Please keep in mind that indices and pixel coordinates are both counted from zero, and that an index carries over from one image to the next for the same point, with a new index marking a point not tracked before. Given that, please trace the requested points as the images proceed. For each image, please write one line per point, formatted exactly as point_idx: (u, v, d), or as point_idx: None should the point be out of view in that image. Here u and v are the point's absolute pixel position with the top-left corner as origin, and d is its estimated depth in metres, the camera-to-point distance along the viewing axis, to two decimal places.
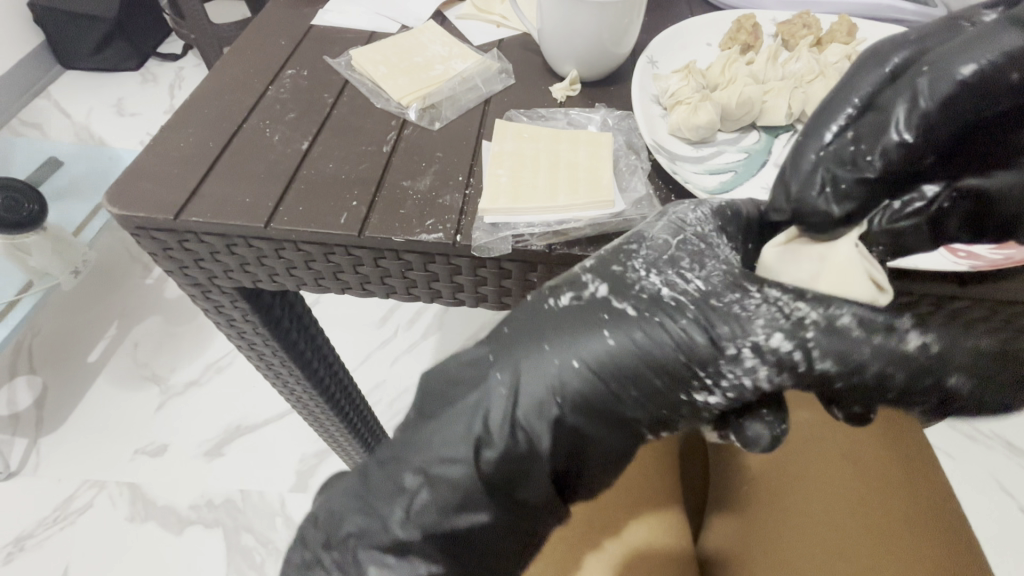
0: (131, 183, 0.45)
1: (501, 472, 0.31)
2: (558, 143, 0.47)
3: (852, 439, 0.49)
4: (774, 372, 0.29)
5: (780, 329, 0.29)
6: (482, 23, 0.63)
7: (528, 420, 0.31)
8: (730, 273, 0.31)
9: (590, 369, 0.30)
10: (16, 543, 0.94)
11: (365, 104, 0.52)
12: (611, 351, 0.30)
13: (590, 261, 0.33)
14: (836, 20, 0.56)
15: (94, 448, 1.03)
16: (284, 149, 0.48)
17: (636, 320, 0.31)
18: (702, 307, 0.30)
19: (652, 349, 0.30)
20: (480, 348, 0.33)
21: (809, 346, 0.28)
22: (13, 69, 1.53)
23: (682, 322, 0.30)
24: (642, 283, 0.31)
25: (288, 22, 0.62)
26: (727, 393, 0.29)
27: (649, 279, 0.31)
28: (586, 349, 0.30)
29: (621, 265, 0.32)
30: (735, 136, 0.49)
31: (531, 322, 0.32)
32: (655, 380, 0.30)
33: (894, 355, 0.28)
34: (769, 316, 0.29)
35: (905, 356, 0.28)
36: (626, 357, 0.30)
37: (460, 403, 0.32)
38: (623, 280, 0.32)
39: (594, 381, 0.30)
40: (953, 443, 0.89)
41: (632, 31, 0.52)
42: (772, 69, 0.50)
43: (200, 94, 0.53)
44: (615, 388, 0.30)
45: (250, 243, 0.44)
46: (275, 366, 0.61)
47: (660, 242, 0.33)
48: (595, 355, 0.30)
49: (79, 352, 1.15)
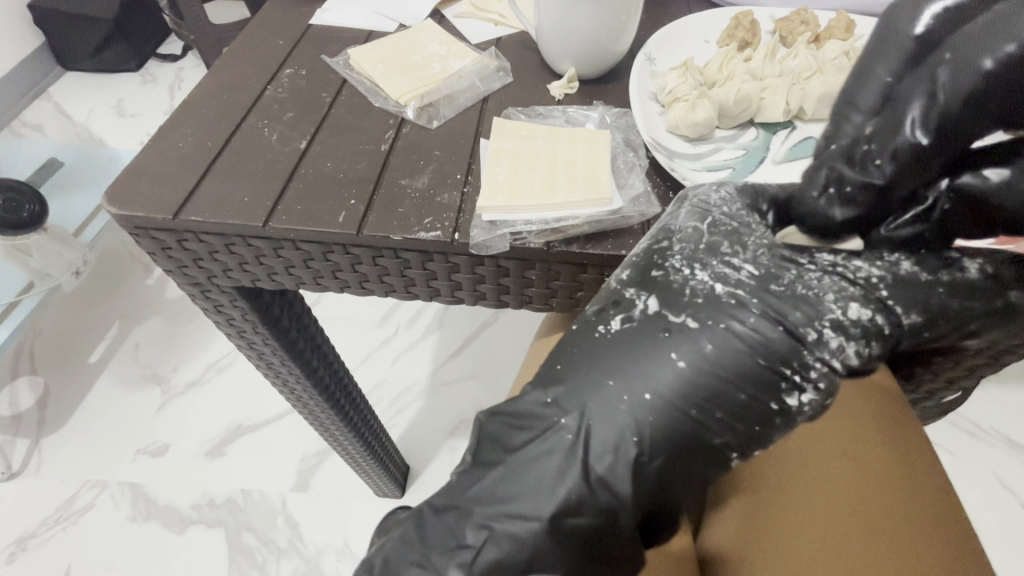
0: (130, 183, 0.45)
1: (599, 519, 0.31)
2: (556, 141, 0.47)
3: (854, 435, 0.49)
4: (863, 343, 0.30)
5: (854, 299, 0.31)
6: (480, 21, 0.63)
7: (610, 462, 0.31)
8: (773, 250, 0.33)
9: (664, 400, 0.30)
10: (18, 543, 0.94)
11: (364, 103, 0.53)
12: (680, 360, 0.30)
13: (626, 275, 0.34)
14: (834, 17, 0.56)
15: (95, 449, 1.03)
16: (282, 148, 0.48)
17: (701, 332, 0.31)
18: (763, 295, 0.31)
19: (728, 355, 0.30)
20: (542, 394, 0.33)
21: (886, 307, 0.31)
22: (13, 70, 1.53)
23: (750, 320, 0.30)
24: (692, 285, 0.32)
25: (287, 21, 0.62)
26: (819, 384, 0.30)
27: (700, 280, 0.32)
28: (654, 377, 0.30)
29: (661, 270, 0.33)
30: (733, 133, 0.49)
31: (586, 355, 0.32)
32: (740, 395, 0.30)
33: (957, 285, 0.32)
34: (836, 290, 0.31)
35: (966, 283, 0.32)
36: (701, 376, 0.30)
37: (532, 446, 0.32)
38: (672, 289, 0.32)
39: (674, 413, 0.30)
40: (953, 439, 0.89)
41: (630, 28, 0.52)
42: (770, 65, 0.50)
43: (200, 94, 0.53)
44: (698, 407, 0.30)
45: (249, 243, 0.44)
46: (275, 365, 0.61)
47: (690, 232, 0.34)
48: (665, 380, 0.30)
49: (80, 353, 1.15)
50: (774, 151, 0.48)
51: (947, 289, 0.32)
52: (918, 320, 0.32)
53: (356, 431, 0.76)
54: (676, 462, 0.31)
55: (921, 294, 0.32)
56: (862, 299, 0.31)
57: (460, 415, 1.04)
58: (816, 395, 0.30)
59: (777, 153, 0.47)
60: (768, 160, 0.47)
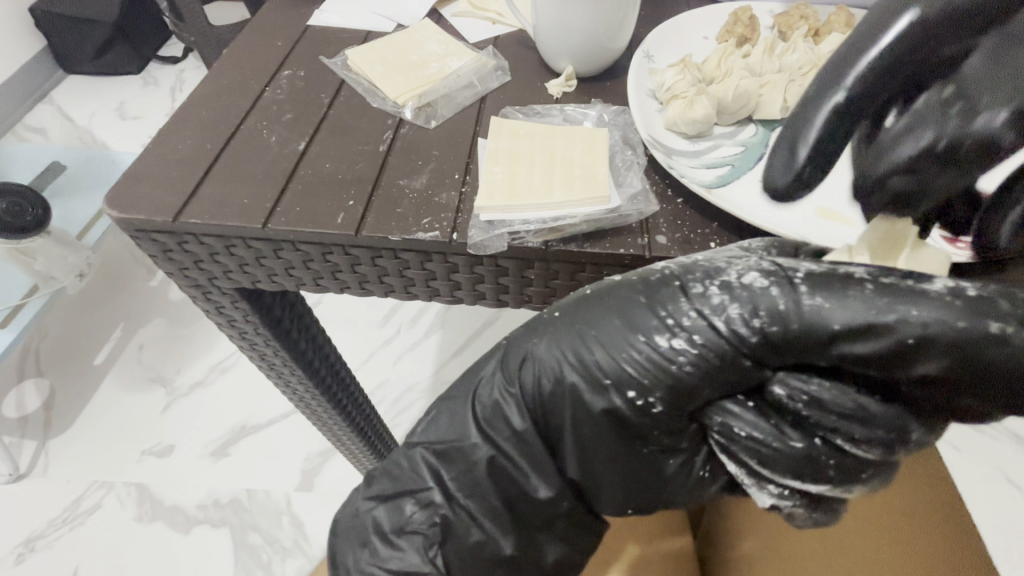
0: (131, 186, 0.45)
1: (489, 417, 0.38)
2: (553, 140, 0.47)
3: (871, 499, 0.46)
4: (747, 310, 0.30)
5: (764, 272, 0.31)
6: (477, 20, 0.62)
7: (516, 372, 0.37)
8: (748, 252, 0.34)
9: (569, 328, 0.36)
10: (27, 543, 0.95)
11: (362, 103, 0.53)
12: (591, 306, 0.35)
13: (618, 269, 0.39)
14: (833, 11, 0.56)
15: (102, 450, 1.04)
16: (281, 150, 0.48)
17: (616, 285, 0.36)
18: (689, 265, 0.34)
19: (621, 300, 0.35)
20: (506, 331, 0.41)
21: (795, 287, 0.30)
22: (17, 74, 1.54)
23: (654, 276, 0.34)
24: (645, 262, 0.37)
25: (285, 22, 0.62)
26: (693, 334, 0.31)
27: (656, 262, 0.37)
28: (570, 312, 0.36)
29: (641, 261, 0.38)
30: (732, 130, 0.49)
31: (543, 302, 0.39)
32: (616, 329, 0.34)
33: (915, 300, 0.27)
34: (757, 267, 0.31)
35: (927, 299, 0.27)
36: (599, 312, 0.35)
37: (480, 369, 0.41)
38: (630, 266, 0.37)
39: (569, 339, 0.35)
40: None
41: (627, 26, 0.52)
42: (769, 61, 0.50)
43: (198, 96, 0.53)
44: (591, 350, 0.34)
45: (249, 244, 0.45)
46: (278, 366, 0.62)
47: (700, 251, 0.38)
48: (578, 315, 0.36)
49: (85, 354, 1.16)
50: (773, 148, 0.47)
51: (878, 287, 0.28)
52: (838, 313, 0.28)
53: (359, 430, 0.77)
54: (567, 399, 0.35)
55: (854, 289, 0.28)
56: (774, 280, 0.30)
57: None
58: (694, 351, 0.31)
59: (776, 150, 0.47)
60: (768, 157, 0.47)
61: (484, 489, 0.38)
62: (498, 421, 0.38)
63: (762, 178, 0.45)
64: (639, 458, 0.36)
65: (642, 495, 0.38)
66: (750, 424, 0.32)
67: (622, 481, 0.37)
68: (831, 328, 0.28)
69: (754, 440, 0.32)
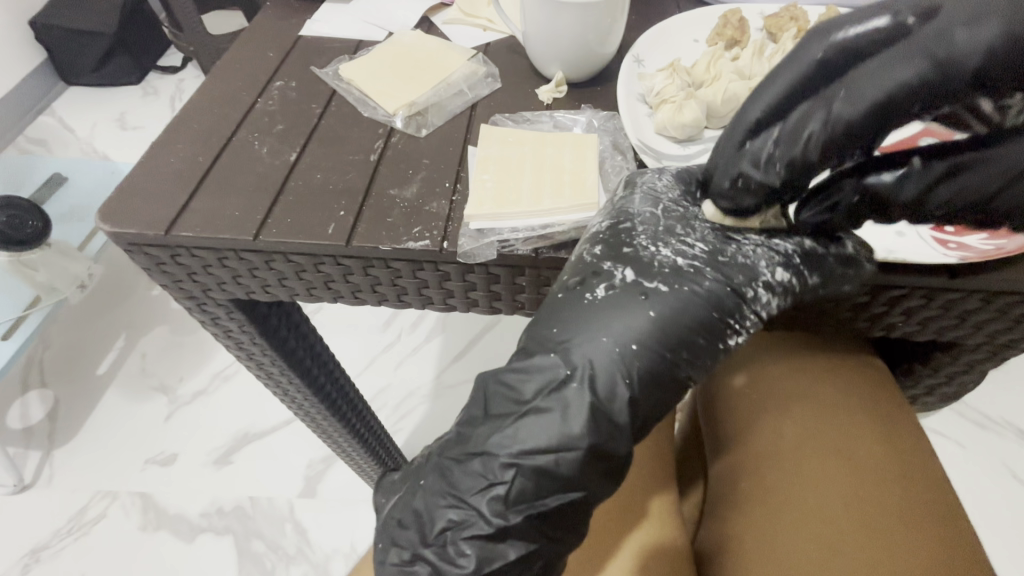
0: (123, 201, 0.46)
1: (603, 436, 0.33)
2: (544, 146, 0.47)
3: (852, 438, 0.49)
4: (781, 298, 0.35)
5: (778, 262, 0.35)
6: (468, 28, 0.63)
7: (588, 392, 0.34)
8: (716, 229, 0.36)
9: (644, 345, 0.33)
10: (33, 554, 0.96)
11: (353, 113, 0.53)
12: (624, 308, 0.34)
13: (599, 250, 0.37)
14: (823, 12, 0.56)
15: (107, 459, 1.05)
16: (272, 162, 0.48)
17: (647, 268, 0.35)
18: (713, 262, 0.35)
19: (678, 303, 0.34)
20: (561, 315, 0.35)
21: (799, 268, 0.36)
22: (18, 87, 1.55)
23: (684, 270, 0.35)
24: (658, 258, 0.35)
25: (277, 33, 0.63)
26: (754, 327, 0.35)
27: (662, 253, 0.35)
28: (638, 327, 0.33)
29: (629, 245, 0.36)
30: (721, 133, 0.49)
31: (581, 314, 0.34)
32: (699, 338, 0.34)
33: (847, 258, 0.37)
34: (766, 256, 0.35)
35: (851, 257, 0.37)
36: (670, 323, 0.33)
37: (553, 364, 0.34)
38: (640, 259, 0.35)
39: (654, 355, 0.33)
40: (936, 444, 0.96)
41: (616, 30, 0.52)
42: (758, 64, 0.50)
43: (190, 109, 0.53)
44: (708, 324, 0.34)
45: (241, 256, 0.45)
46: (275, 375, 0.62)
47: (648, 215, 0.37)
48: (643, 329, 0.33)
49: (88, 365, 1.17)
50: None
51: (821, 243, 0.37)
52: (797, 275, 0.36)
53: (361, 440, 0.77)
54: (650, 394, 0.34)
55: (779, 274, 0.35)
56: (631, 176, 0.42)
57: None
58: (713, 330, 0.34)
59: None
60: None
61: (469, 433, 0.36)
62: (493, 404, 0.35)
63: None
64: (589, 269, 0.36)
65: (593, 338, 0.33)
66: (647, 224, 0.37)
67: (581, 305, 0.35)
68: (804, 279, 0.36)
69: (674, 239, 0.36)
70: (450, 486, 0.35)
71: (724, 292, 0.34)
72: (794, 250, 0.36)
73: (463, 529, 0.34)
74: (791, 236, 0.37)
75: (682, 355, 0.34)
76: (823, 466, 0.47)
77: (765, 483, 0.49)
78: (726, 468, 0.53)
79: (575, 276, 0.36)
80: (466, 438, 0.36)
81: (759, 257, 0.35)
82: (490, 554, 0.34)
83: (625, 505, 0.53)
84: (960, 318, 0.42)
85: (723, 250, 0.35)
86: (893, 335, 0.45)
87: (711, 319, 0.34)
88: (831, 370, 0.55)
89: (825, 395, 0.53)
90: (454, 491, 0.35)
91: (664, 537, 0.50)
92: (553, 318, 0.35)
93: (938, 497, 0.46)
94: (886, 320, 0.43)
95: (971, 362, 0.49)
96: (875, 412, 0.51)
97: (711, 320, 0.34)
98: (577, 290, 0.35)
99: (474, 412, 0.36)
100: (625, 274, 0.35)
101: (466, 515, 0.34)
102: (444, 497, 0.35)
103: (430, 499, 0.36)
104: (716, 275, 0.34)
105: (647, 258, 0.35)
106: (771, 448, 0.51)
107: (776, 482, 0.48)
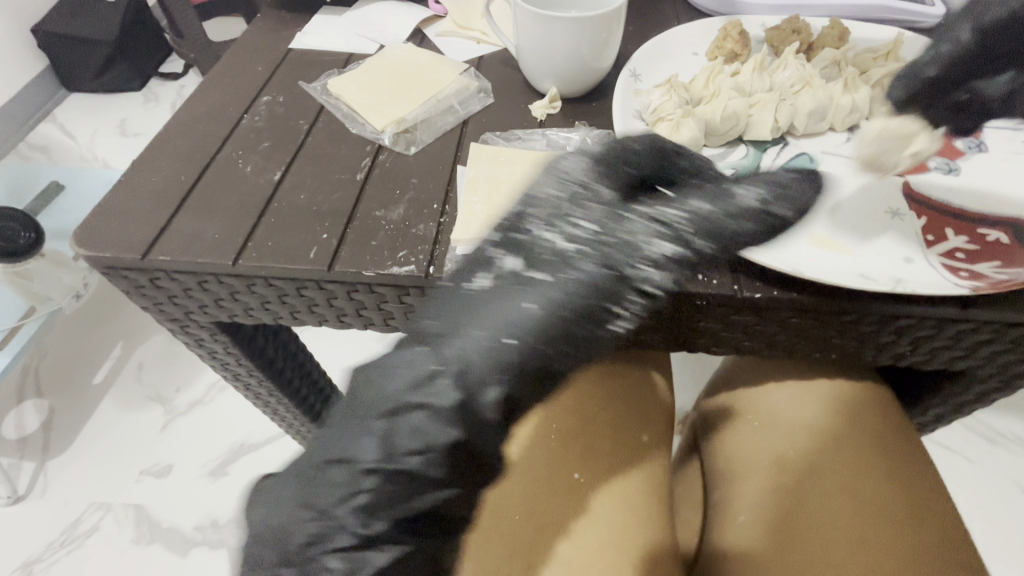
0: (101, 222, 0.44)
1: None
2: (536, 166, 0.45)
3: (858, 474, 0.47)
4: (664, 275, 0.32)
5: (662, 238, 0.33)
6: (462, 40, 0.61)
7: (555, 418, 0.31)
8: (605, 209, 0.33)
9: (512, 335, 0.29)
10: (24, 567, 0.94)
11: (340, 130, 0.51)
12: (487, 298, 0.30)
13: (493, 235, 0.33)
14: (825, 24, 0.55)
15: (100, 471, 1.03)
16: (256, 181, 0.47)
17: (526, 250, 0.32)
18: (597, 245, 0.32)
19: (549, 287, 0.30)
20: (429, 311, 0.30)
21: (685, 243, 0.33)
22: (20, 95, 1.55)
23: (564, 255, 0.31)
24: (542, 244, 0.32)
25: (267, 46, 0.61)
26: (635, 313, 0.31)
27: (546, 237, 0.32)
28: (503, 317, 0.29)
29: (519, 233, 0.32)
30: (722, 151, 0.47)
31: (449, 304, 0.30)
32: (574, 324, 0.30)
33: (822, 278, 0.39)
34: (651, 233, 0.33)
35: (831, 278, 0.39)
36: (541, 308, 0.30)
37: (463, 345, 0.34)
38: (527, 247, 0.32)
39: (523, 344, 0.29)
40: (945, 460, 0.94)
41: (612, 44, 0.50)
42: (759, 79, 0.48)
43: (174, 125, 0.52)
44: (581, 306, 0.30)
45: (222, 280, 0.43)
46: (263, 395, 0.60)
47: (546, 197, 0.34)
48: (513, 318, 0.29)
49: (85, 374, 1.16)
50: (765, 170, 0.45)
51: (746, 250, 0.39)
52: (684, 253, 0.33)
53: None
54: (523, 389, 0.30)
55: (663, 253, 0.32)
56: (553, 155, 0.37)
57: None
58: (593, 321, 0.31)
59: (768, 173, 0.45)
60: None
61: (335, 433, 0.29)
62: (362, 405, 0.28)
63: (888, 209, 0.42)
64: (484, 258, 0.32)
65: (455, 327, 0.29)
66: (541, 209, 0.33)
67: (460, 292, 0.31)
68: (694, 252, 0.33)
69: (569, 227, 0.32)
70: (305, 490, 0.28)
71: (603, 275, 0.31)
72: (681, 226, 0.33)
73: (326, 542, 0.27)
74: (679, 207, 0.34)
75: (553, 350, 0.29)
76: (829, 500, 0.46)
77: (767, 518, 0.47)
78: (727, 498, 0.51)
79: (469, 265, 0.32)
80: (326, 441, 0.29)
81: (641, 234, 0.32)
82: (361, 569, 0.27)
83: (548, 510, 0.49)
84: (969, 348, 0.40)
85: (609, 230, 0.32)
86: (900, 364, 0.43)
87: (589, 310, 0.30)
88: (839, 397, 0.52)
89: (834, 426, 0.50)
90: (307, 498, 0.28)
91: (596, 544, 0.48)
92: (435, 303, 0.31)
93: (949, 541, 0.43)
94: (892, 349, 0.42)
95: (982, 394, 0.47)
96: (884, 446, 0.49)
97: (594, 311, 0.30)
98: (467, 282, 0.31)
99: (345, 408, 0.29)
100: (511, 263, 0.31)
101: (325, 525, 0.27)
102: (301, 509, 0.28)
103: (278, 507, 0.28)
104: (597, 258, 0.31)
105: (535, 246, 0.32)
106: (773, 480, 0.49)
107: (778, 518, 0.46)
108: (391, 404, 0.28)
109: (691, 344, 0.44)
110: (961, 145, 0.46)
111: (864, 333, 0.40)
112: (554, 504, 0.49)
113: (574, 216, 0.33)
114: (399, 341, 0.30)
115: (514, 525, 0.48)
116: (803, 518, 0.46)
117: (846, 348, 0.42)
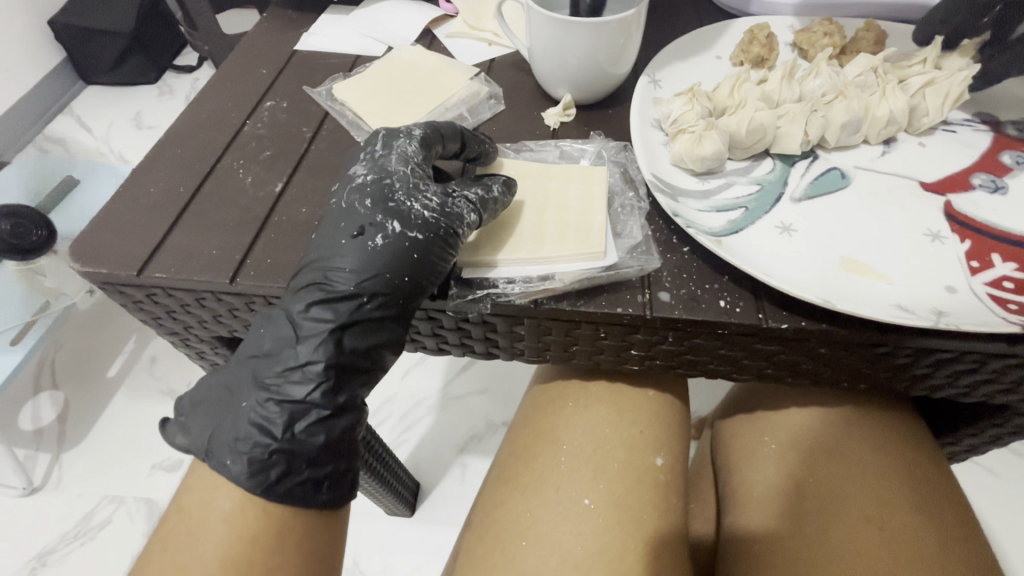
0: (98, 236, 0.43)
1: None
2: (547, 180, 0.43)
3: (885, 507, 0.44)
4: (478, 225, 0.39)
5: (481, 202, 0.39)
6: (473, 41, 0.59)
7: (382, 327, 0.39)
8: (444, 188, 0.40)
9: (361, 271, 0.37)
10: (39, 558, 0.95)
11: (344, 138, 0.49)
12: (350, 246, 0.37)
13: (351, 198, 0.39)
14: (861, 26, 0.51)
15: (112, 464, 1.04)
16: (256, 193, 0.45)
17: (376, 209, 0.38)
18: (441, 211, 0.38)
19: (393, 236, 0.37)
20: (311, 259, 0.38)
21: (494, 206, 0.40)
22: (39, 86, 1.55)
23: (412, 216, 0.38)
24: (398, 204, 0.38)
25: (272, 47, 0.59)
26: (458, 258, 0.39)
27: (401, 201, 0.38)
28: (358, 258, 0.37)
29: (379, 199, 0.38)
30: (746, 165, 0.44)
31: (325, 247, 0.38)
32: (415, 259, 0.37)
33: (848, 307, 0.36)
34: (476, 199, 0.39)
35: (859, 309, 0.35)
36: (388, 253, 0.37)
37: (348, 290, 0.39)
38: (385, 204, 0.38)
39: (374, 275, 0.37)
40: (970, 475, 0.90)
41: (632, 49, 0.47)
42: (787, 89, 0.45)
43: (175, 132, 0.50)
44: (420, 246, 0.37)
45: (219, 298, 0.42)
46: None
47: (401, 171, 0.39)
48: (365, 261, 0.37)
49: (98, 368, 1.16)
50: (793, 187, 0.42)
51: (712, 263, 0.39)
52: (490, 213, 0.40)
53: (380, 477, 0.73)
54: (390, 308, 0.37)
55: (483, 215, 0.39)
56: (384, 132, 0.42)
57: (471, 430, 0.99)
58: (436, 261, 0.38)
59: (796, 190, 0.42)
60: (786, 199, 0.41)
61: (278, 353, 0.36)
62: (302, 330, 0.36)
63: (927, 232, 0.38)
64: (358, 220, 0.38)
65: (340, 267, 0.37)
66: (400, 179, 0.39)
67: (343, 244, 0.37)
68: None
69: (422, 195, 0.39)
70: (274, 388, 0.35)
71: (440, 226, 0.37)
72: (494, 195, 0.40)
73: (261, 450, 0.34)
74: (493, 181, 0.41)
75: (427, 283, 0.37)
76: (852, 534, 0.43)
77: (786, 549, 0.45)
78: (743, 525, 0.49)
79: (348, 226, 0.38)
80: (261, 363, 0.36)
81: (466, 206, 0.39)
82: (333, 434, 0.36)
83: (523, 513, 0.49)
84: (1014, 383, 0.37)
85: (451, 201, 0.38)
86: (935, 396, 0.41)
87: (453, 255, 0.38)
88: (865, 425, 0.49)
89: (860, 454, 0.47)
90: (274, 396, 0.35)
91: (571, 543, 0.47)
92: (319, 248, 0.38)
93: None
94: (928, 381, 0.39)
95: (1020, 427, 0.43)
96: (911, 477, 0.46)
97: (443, 253, 0.38)
98: (351, 239, 0.37)
99: (285, 332, 0.36)
100: (394, 226, 0.37)
101: (301, 407, 0.35)
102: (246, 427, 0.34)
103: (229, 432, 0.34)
104: (440, 217, 0.38)
105: (395, 208, 0.38)
106: (795, 510, 0.46)
107: (801, 552, 0.44)
108: (318, 335, 0.36)
109: (711, 371, 0.42)
110: (1007, 160, 0.42)
111: (899, 365, 0.37)
112: (529, 509, 0.49)
113: (424, 188, 0.39)
114: (303, 280, 0.37)
115: (499, 526, 0.49)
116: (827, 551, 0.43)
117: (875, 380, 0.40)
